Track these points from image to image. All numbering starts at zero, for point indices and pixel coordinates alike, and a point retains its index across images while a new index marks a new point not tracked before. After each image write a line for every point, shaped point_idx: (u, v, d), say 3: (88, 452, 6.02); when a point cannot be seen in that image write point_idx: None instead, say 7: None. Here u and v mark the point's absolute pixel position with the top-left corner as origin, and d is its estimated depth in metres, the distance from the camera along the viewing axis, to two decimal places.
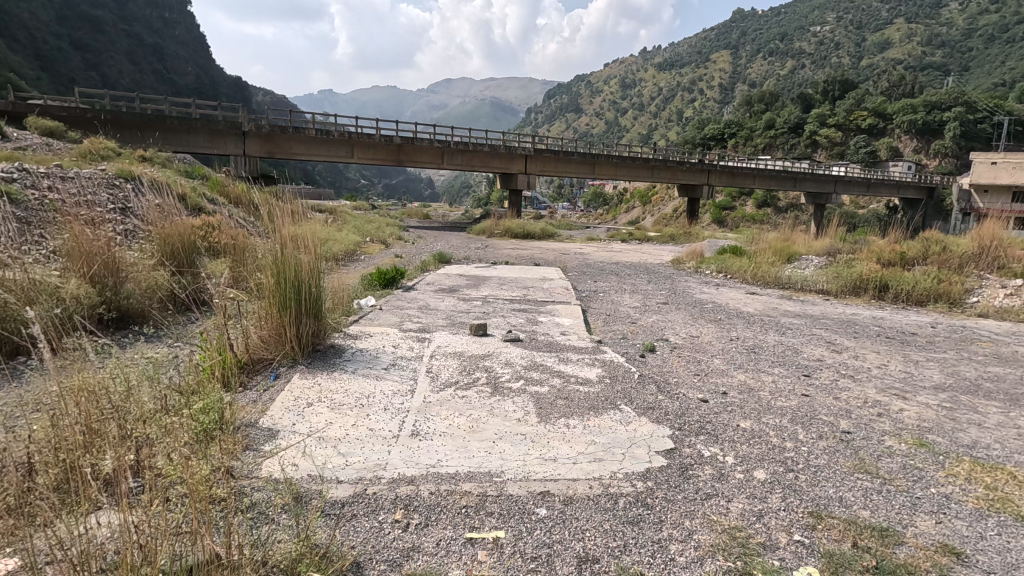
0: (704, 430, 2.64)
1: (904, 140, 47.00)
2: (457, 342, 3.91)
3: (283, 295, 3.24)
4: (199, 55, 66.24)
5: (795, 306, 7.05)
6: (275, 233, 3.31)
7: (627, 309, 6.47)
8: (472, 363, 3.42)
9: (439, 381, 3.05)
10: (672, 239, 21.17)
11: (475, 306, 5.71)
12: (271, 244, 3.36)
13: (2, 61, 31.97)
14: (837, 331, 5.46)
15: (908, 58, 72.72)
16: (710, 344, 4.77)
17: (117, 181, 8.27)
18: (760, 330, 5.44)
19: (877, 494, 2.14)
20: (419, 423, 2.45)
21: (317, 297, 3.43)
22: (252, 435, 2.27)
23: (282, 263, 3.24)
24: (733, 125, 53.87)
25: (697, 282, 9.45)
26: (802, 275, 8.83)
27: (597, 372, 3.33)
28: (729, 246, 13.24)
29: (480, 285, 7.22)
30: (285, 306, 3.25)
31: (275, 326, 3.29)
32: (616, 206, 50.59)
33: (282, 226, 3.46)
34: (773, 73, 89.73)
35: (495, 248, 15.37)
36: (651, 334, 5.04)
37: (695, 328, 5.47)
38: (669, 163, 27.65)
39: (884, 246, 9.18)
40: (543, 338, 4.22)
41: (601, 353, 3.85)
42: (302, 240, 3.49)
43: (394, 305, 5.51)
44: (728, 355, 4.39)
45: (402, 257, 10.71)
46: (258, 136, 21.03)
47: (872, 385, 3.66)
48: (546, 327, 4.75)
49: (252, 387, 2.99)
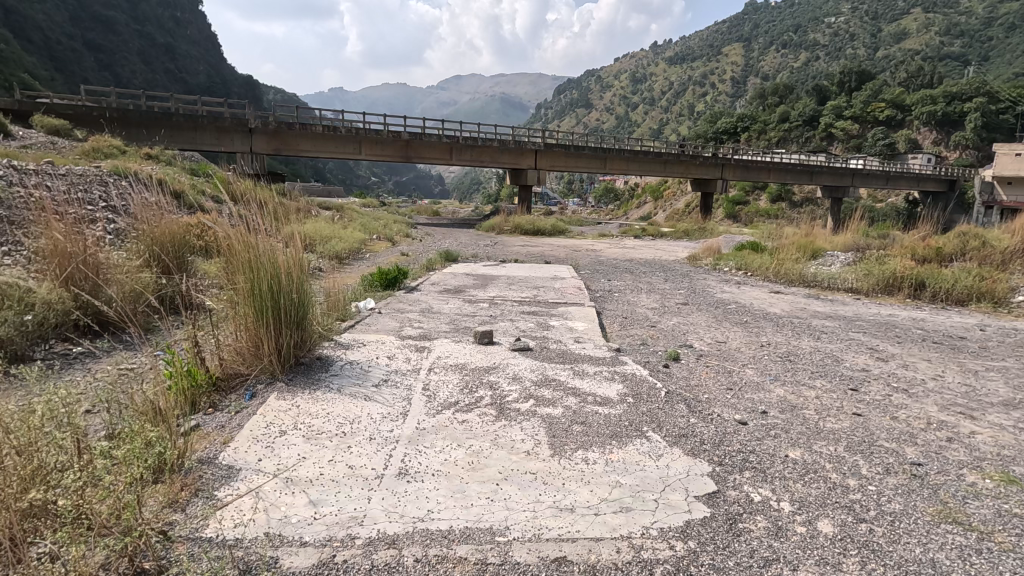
0: (749, 463, 2.22)
1: (923, 132, 45.88)
2: (459, 352, 3.52)
3: (254, 301, 2.83)
4: (211, 54, 66.55)
5: (824, 306, 6.60)
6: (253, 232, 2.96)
7: (645, 310, 6.03)
8: (475, 378, 3.01)
9: (436, 402, 2.65)
10: (686, 235, 20.62)
11: (481, 309, 5.31)
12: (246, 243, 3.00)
13: (16, 62, 32.14)
14: (877, 336, 4.97)
15: (924, 48, 71.15)
16: (739, 351, 4.33)
17: (112, 177, 8.00)
18: (792, 334, 4.97)
19: (976, 555, 1.71)
20: (408, 458, 2.06)
21: (301, 298, 3.07)
22: (205, 476, 1.89)
23: (251, 262, 2.84)
24: (746, 119, 53.11)
25: (716, 280, 8.98)
26: (830, 272, 8.30)
27: (617, 390, 2.88)
28: (747, 242, 12.82)
29: (487, 285, 6.82)
30: (258, 312, 2.84)
31: (251, 340, 2.89)
32: (627, 202, 50.06)
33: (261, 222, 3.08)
34: (786, 66, 88.52)
35: (505, 244, 15.04)
36: (673, 339, 4.62)
37: (719, 332, 5.02)
38: (683, 156, 27.04)
39: (917, 242, 8.63)
40: (555, 346, 3.80)
41: (620, 364, 3.41)
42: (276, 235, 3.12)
43: (395, 307, 5.14)
44: (761, 364, 3.94)
45: (408, 255, 10.32)
46: (264, 133, 20.72)
47: (933, 401, 3.20)
48: (558, 332, 4.35)
49: (223, 409, 2.63)
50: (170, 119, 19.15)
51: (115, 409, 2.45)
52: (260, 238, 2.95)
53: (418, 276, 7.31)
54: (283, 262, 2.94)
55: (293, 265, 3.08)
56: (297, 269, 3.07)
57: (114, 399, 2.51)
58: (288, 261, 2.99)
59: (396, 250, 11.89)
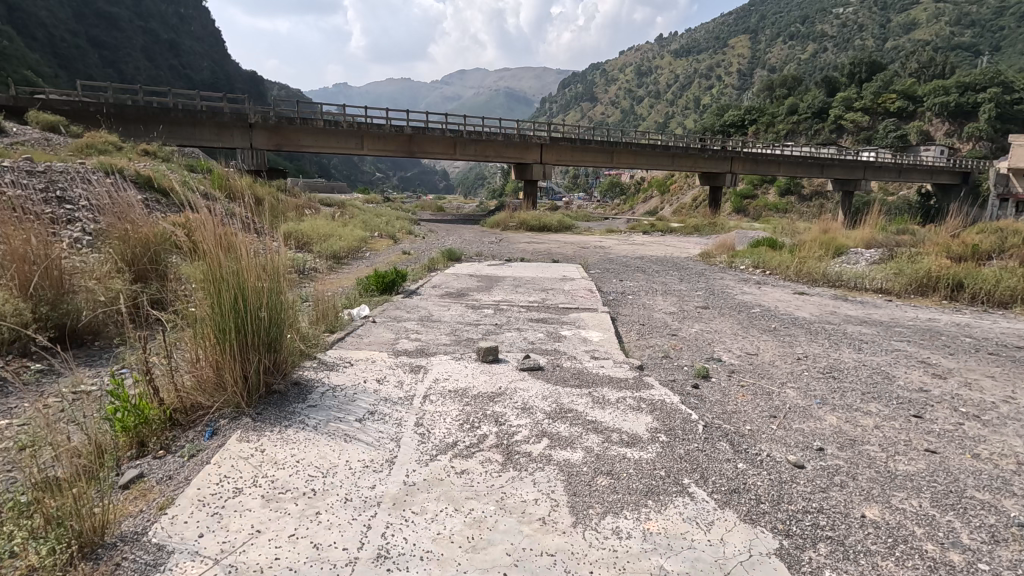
0: (823, 533, 1.75)
1: (936, 123, 44.97)
2: (458, 374, 3.05)
3: (215, 315, 2.41)
4: (215, 51, 66.30)
5: (856, 310, 6.11)
6: (215, 247, 2.51)
7: (663, 315, 5.56)
8: (476, 409, 2.55)
9: (431, 445, 2.19)
10: (696, 231, 20.12)
11: (485, 317, 4.84)
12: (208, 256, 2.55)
13: (18, 59, 31.86)
14: (923, 346, 4.48)
15: (935, 38, 69.89)
16: (775, 366, 3.86)
17: (95, 173, 7.52)
18: (830, 344, 4.48)
19: None
20: (390, 533, 1.61)
21: (278, 312, 2.66)
22: (122, 566, 1.46)
23: (213, 269, 2.42)
24: (754, 111, 52.34)
25: (734, 280, 8.49)
26: (855, 271, 7.81)
27: (646, 425, 2.43)
28: (761, 238, 12.32)
29: (492, 288, 6.36)
30: (219, 331, 2.40)
31: (209, 365, 2.44)
32: (633, 196, 49.49)
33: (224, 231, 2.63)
34: (794, 58, 87.33)
35: (510, 242, 14.66)
36: (697, 352, 4.18)
37: (748, 342, 4.55)
38: (690, 150, 26.47)
39: (951, 239, 8.10)
40: (569, 364, 3.33)
41: (645, 388, 2.93)
42: (243, 239, 2.73)
43: (390, 315, 4.71)
44: (802, 383, 3.48)
45: (410, 255, 9.92)
46: (264, 128, 20.28)
47: (1016, 433, 2.73)
48: (572, 346, 3.89)
49: (176, 452, 2.18)
50: (168, 114, 18.74)
51: (38, 457, 2.03)
52: (224, 245, 2.55)
53: (418, 278, 6.86)
54: (253, 269, 2.54)
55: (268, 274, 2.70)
56: (272, 279, 2.69)
57: (40, 443, 2.10)
58: (259, 269, 2.58)
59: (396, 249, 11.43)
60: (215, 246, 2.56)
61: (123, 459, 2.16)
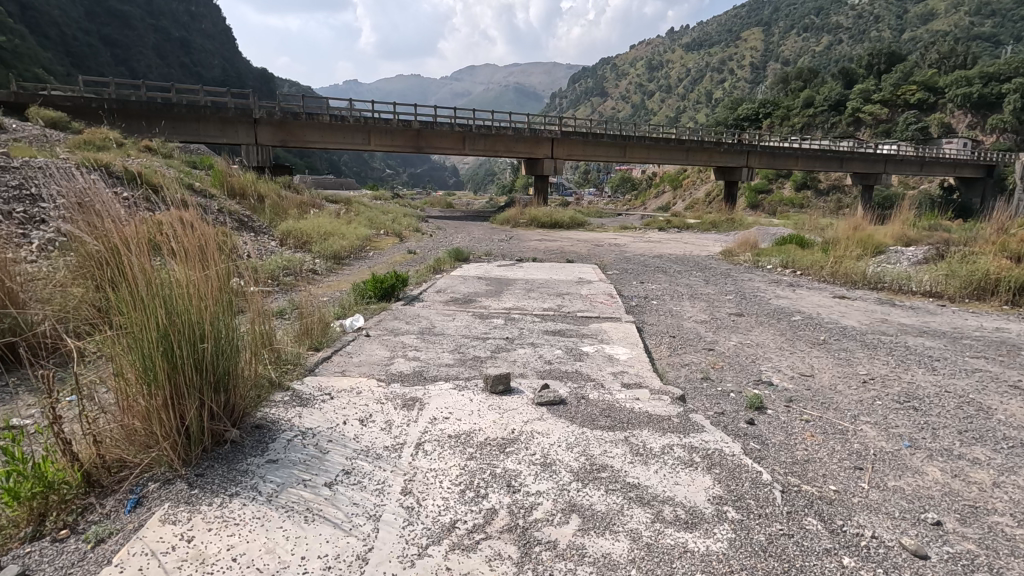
0: None
1: (957, 115, 43.58)
2: (460, 410, 2.48)
3: (133, 340, 1.84)
4: (226, 48, 66.23)
5: (910, 318, 5.45)
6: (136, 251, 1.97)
7: (693, 325, 4.97)
8: (482, 467, 1.97)
9: (423, 527, 1.62)
10: (714, 227, 19.37)
11: (495, 329, 4.27)
12: (127, 265, 1.97)
13: (30, 57, 31.64)
14: (1006, 366, 3.82)
15: (954, 29, 67.94)
16: (838, 393, 3.24)
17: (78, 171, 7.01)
18: (897, 364, 3.81)
19: None
20: None
21: (228, 338, 2.14)
22: None
23: (142, 282, 1.89)
24: (768, 105, 51.23)
25: (763, 282, 7.84)
26: (900, 272, 7.16)
27: (707, 494, 1.84)
28: (785, 236, 11.61)
29: (502, 293, 5.79)
30: (144, 363, 1.83)
31: (137, 409, 1.85)
32: (644, 191, 48.75)
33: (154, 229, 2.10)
34: (807, 50, 85.67)
35: (520, 240, 14.02)
36: (743, 373, 3.63)
37: (800, 359, 3.93)
38: (705, 144, 25.66)
39: (1007, 235, 7.34)
40: (596, 395, 2.72)
41: (695, 432, 2.33)
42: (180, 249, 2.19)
43: (387, 327, 4.15)
44: (879, 417, 2.87)
45: (415, 255, 9.44)
46: (270, 123, 19.81)
47: None
48: (598, 369, 3.31)
49: (81, 533, 1.63)
50: (172, 110, 18.29)
51: None
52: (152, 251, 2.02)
53: (421, 282, 6.32)
54: (191, 285, 2.00)
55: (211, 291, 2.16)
56: (216, 298, 2.15)
57: None
58: (202, 286, 2.04)
59: (402, 248, 10.88)
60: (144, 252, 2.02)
61: (11, 544, 1.60)
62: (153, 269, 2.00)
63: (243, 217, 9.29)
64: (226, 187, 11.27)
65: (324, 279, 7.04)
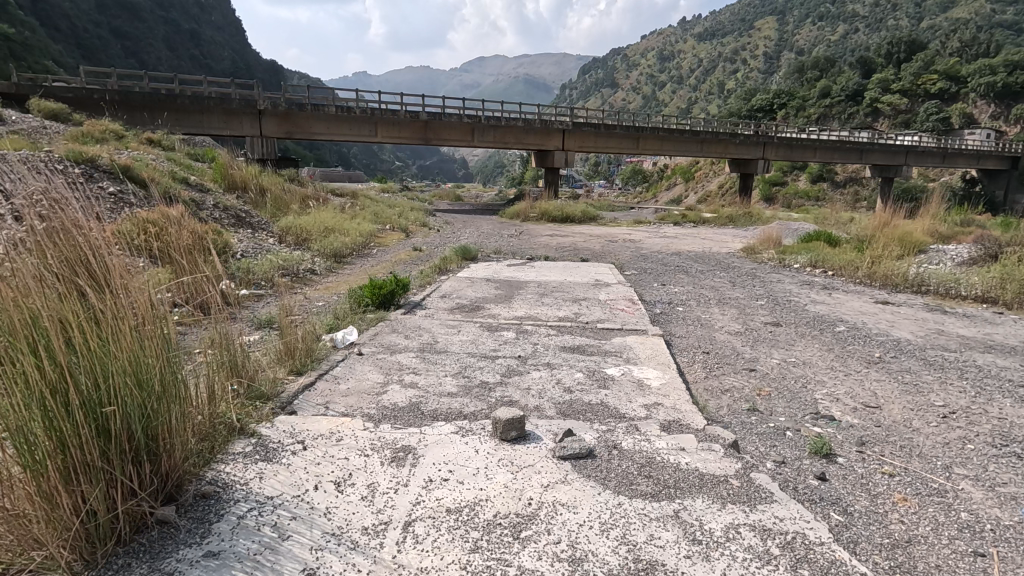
0: None
1: (980, 105, 42.17)
2: (464, 465, 1.99)
3: (5, 400, 1.33)
4: (235, 40, 65.93)
5: (968, 329, 4.88)
6: (53, 273, 1.52)
7: (726, 338, 4.45)
8: (494, 567, 1.48)
9: None
10: (731, 221, 18.73)
11: (506, 344, 3.75)
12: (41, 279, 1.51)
13: (40, 49, 31.38)
14: None
15: (975, 16, 65.89)
16: (918, 432, 2.69)
17: (64, 164, 6.55)
18: (977, 393, 3.25)
19: None
20: None
21: (163, 385, 1.67)
22: None
23: (54, 320, 1.44)
24: (783, 95, 50.11)
25: (795, 284, 7.26)
26: (945, 273, 6.61)
27: None
28: (809, 233, 11.00)
29: (513, 298, 5.27)
30: (25, 427, 1.34)
31: (20, 490, 1.36)
32: (655, 184, 47.93)
33: (89, 241, 1.67)
34: (822, 39, 83.82)
35: (530, 235, 13.52)
36: (799, 403, 3.09)
37: (860, 385, 3.38)
38: (721, 136, 24.89)
39: None
40: (630, 445, 2.20)
41: (765, 507, 1.80)
42: (124, 270, 1.75)
43: (383, 343, 3.65)
44: (976, 468, 2.34)
45: (421, 252, 8.98)
46: (275, 115, 19.34)
47: None
48: (626, 400, 2.81)
49: None
50: (175, 101, 17.83)
51: None
52: (83, 278, 1.59)
53: (424, 285, 5.81)
54: (113, 326, 1.54)
55: (136, 324, 1.66)
56: (142, 334, 1.66)
57: None
58: (126, 329, 1.56)
59: (407, 245, 10.43)
60: (82, 277, 1.60)
61: None
62: (79, 296, 1.55)
63: (241, 213, 8.85)
64: (227, 181, 10.85)
65: (318, 280, 6.57)
